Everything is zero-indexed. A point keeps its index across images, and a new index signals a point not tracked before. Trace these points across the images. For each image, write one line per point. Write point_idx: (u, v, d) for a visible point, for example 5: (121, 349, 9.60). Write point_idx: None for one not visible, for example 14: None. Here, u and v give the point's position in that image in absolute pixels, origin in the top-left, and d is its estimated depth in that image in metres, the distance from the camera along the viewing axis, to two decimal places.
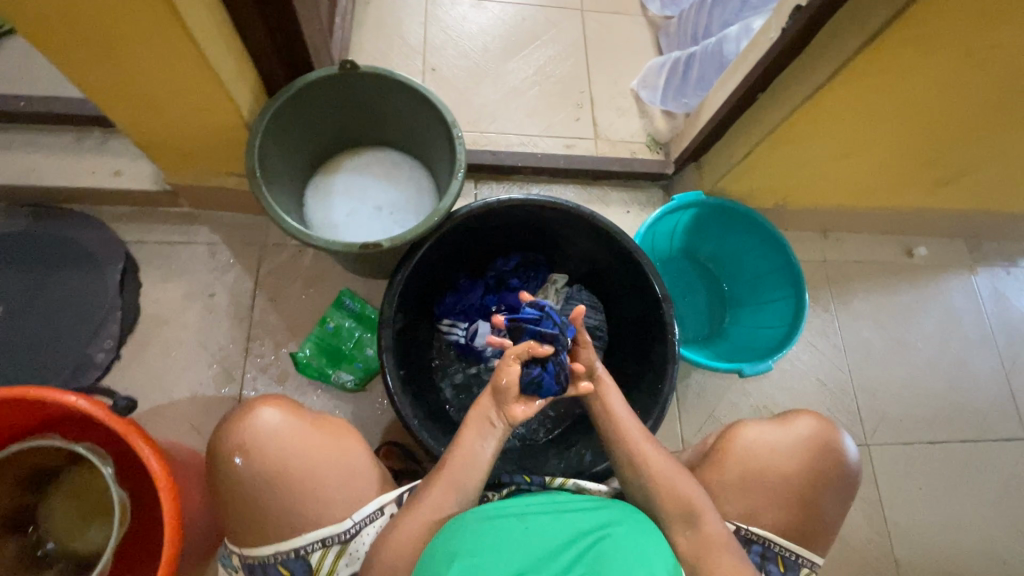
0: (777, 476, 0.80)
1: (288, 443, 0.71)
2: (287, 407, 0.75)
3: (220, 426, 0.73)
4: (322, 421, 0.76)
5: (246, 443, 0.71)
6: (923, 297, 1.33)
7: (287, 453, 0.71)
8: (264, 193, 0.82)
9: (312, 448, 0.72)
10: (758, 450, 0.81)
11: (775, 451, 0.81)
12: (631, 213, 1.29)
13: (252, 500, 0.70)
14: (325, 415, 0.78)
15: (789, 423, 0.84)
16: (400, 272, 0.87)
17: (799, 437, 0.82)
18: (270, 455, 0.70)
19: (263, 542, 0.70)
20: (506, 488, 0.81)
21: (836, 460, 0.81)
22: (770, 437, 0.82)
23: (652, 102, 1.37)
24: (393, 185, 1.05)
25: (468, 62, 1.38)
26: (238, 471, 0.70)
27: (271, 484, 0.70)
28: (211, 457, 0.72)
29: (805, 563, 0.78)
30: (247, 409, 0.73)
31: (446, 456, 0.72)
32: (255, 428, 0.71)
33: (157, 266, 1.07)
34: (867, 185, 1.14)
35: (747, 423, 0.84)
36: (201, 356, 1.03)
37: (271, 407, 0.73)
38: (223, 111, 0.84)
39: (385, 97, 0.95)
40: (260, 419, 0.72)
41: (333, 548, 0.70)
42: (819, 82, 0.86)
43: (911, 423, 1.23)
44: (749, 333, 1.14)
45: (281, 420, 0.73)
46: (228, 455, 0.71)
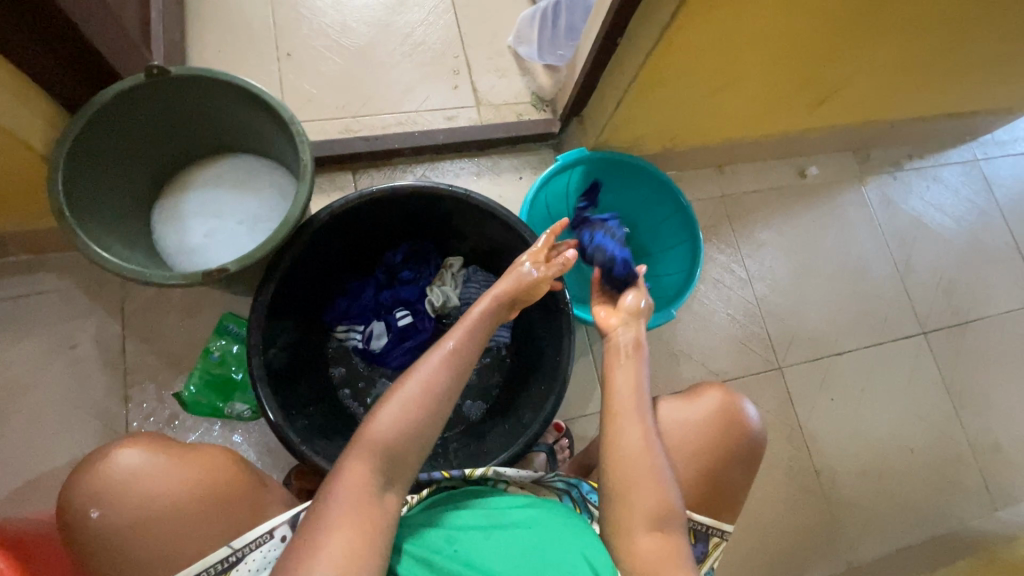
0: (683, 447, 0.82)
1: (148, 485, 0.65)
2: (153, 445, 0.68)
3: (72, 477, 0.66)
4: (195, 454, 0.69)
5: (99, 493, 0.64)
6: (819, 215, 1.37)
7: (149, 497, 0.65)
8: (80, 232, 0.73)
9: (180, 488, 0.66)
10: (668, 428, 0.83)
11: (684, 428, 0.83)
12: (525, 178, 1.24)
13: (126, 566, 0.64)
14: (202, 446, 0.71)
15: (699, 398, 0.85)
16: (262, 292, 0.79)
17: (705, 411, 0.84)
18: (129, 502, 0.65)
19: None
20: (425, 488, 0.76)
21: (740, 429, 0.84)
22: (680, 415, 0.84)
23: (531, 58, 1.31)
24: (252, 194, 0.96)
25: (327, 41, 1.26)
26: (94, 526, 0.64)
27: (140, 534, 0.64)
28: (64, 516, 0.66)
29: (714, 533, 0.81)
30: (105, 455, 0.67)
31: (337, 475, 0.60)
32: (110, 474, 0.65)
33: (3, 325, 0.96)
34: (746, 114, 1.12)
35: (660, 402, 0.85)
36: (76, 413, 0.94)
37: (132, 448, 0.67)
38: (5, 145, 0.74)
39: (214, 100, 0.85)
40: (118, 464, 0.66)
41: None
42: (666, 21, 0.82)
43: (819, 338, 1.28)
44: (654, 283, 1.14)
45: (142, 460, 0.66)
46: (81, 509, 0.64)
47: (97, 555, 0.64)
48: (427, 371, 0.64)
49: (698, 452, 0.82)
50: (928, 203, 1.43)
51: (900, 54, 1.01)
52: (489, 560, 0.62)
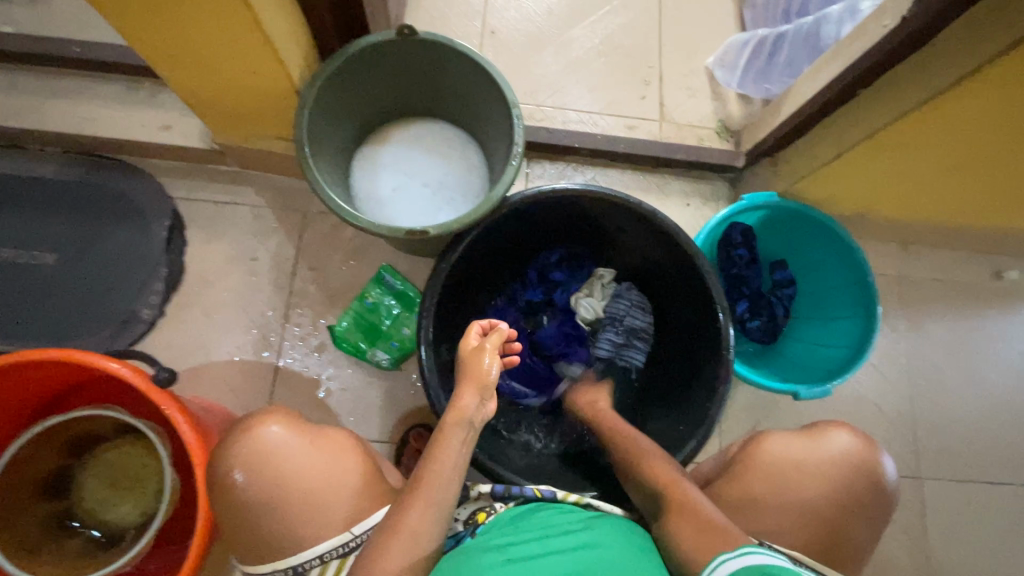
0: (803, 491, 0.75)
1: (285, 464, 0.69)
2: (287, 424, 0.72)
3: (221, 440, 0.71)
4: (321, 439, 0.72)
5: (247, 458, 0.69)
6: (1006, 324, 1.21)
7: (282, 477, 0.68)
8: (311, 167, 0.79)
9: (307, 472, 0.69)
10: (782, 463, 0.77)
11: (802, 467, 0.77)
12: (692, 206, 1.20)
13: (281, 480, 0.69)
14: (325, 429, 0.74)
15: (820, 437, 0.79)
16: (444, 260, 0.82)
17: (830, 452, 0.78)
18: (268, 475, 0.68)
19: (266, 555, 0.68)
20: (513, 500, 0.75)
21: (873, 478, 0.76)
22: (797, 450, 0.78)
23: (727, 84, 1.25)
24: (443, 161, 0.99)
25: (530, 26, 1.27)
26: (237, 489, 0.68)
27: (275, 505, 0.68)
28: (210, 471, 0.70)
29: None
30: (250, 425, 0.71)
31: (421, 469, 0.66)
32: (257, 444, 0.69)
33: (202, 225, 1.06)
34: (967, 201, 1.01)
35: (772, 435, 0.80)
36: (241, 320, 1.03)
37: (271, 422, 0.71)
38: (270, 75, 0.80)
39: (444, 68, 0.89)
40: (261, 437, 0.69)
41: (334, 563, 0.68)
42: (938, 87, 0.74)
43: (972, 460, 1.14)
44: (807, 351, 1.06)
45: (281, 437, 0.70)
46: (226, 471, 0.69)
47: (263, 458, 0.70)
48: (467, 392, 0.70)
49: (820, 497, 0.75)
50: None
51: None
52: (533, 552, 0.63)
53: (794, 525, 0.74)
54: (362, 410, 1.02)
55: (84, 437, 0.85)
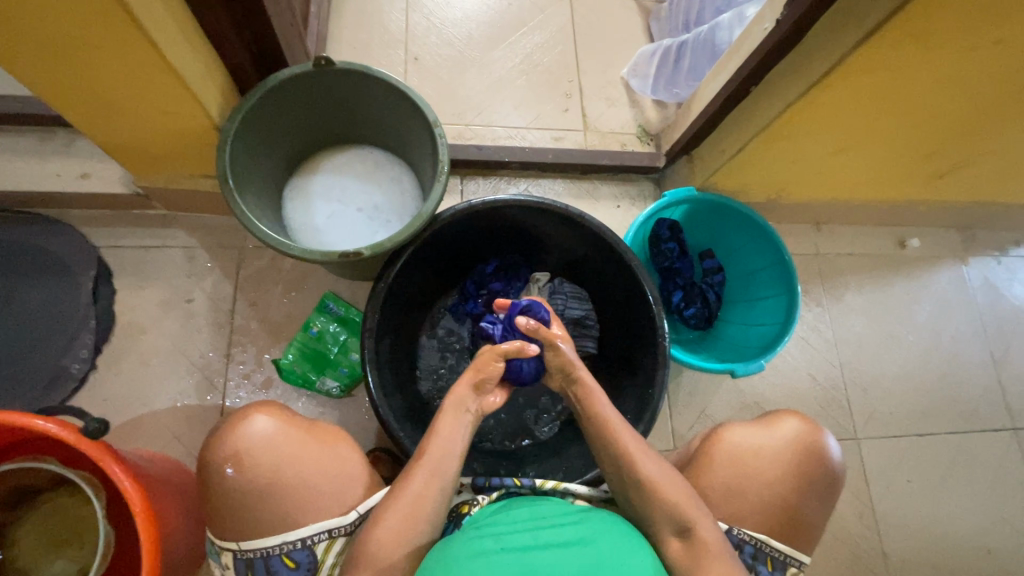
0: (760, 478, 0.81)
1: (282, 450, 0.69)
2: (280, 414, 0.72)
3: (210, 437, 0.71)
4: (318, 428, 0.74)
5: (238, 452, 0.68)
6: (915, 288, 1.32)
7: (283, 459, 0.69)
8: (237, 200, 0.79)
9: (306, 455, 0.70)
10: (742, 453, 0.82)
11: (760, 455, 0.82)
12: (622, 207, 1.26)
13: (233, 512, 0.67)
14: (319, 422, 0.75)
15: (775, 426, 0.84)
16: (382, 280, 0.83)
17: (784, 438, 0.83)
18: (265, 462, 0.68)
19: (266, 533, 0.67)
20: (495, 492, 0.78)
21: (824, 460, 0.82)
22: (755, 440, 0.83)
23: (642, 92, 1.33)
24: (374, 185, 1.01)
25: (452, 51, 1.32)
26: (230, 482, 0.67)
27: (275, 489, 0.67)
28: (202, 468, 0.70)
29: (792, 562, 0.79)
30: (240, 417, 0.71)
31: (426, 437, 0.71)
32: (246, 438, 0.69)
33: (131, 271, 1.03)
34: (861, 180, 1.12)
35: (731, 427, 0.84)
36: (181, 363, 1.00)
37: (263, 414, 0.71)
38: (187, 114, 0.80)
39: (365, 94, 0.91)
40: (253, 427, 0.70)
41: (340, 539, 0.69)
42: (814, 79, 0.82)
43: (901, 415, 1.23)
44: (742, 331, 1.12)
45: (271, 429, 0.70)
46: (219, 465, 0.68)
47: (216, 496, 0.68)
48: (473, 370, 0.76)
49: (772, 482, 0.80)
50: None
51: None
52: (526, 543, 0.62)
53: (751, 508, 0.80)
54: None
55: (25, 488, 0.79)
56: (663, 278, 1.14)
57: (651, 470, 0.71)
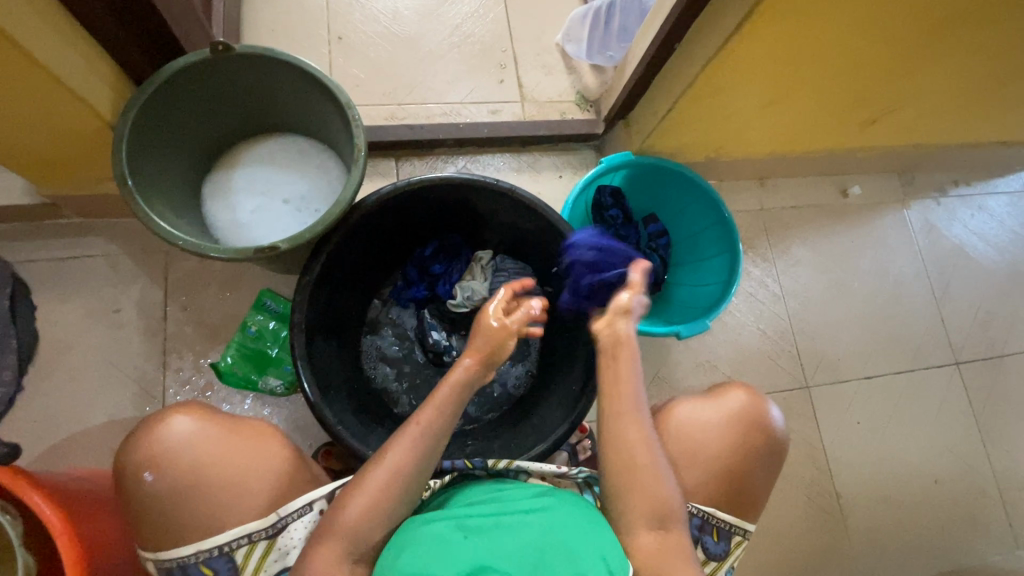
0: (705, 449, 0.82)
1: (202, 453, 0.67)
2: (201, 414, 0.70)
3: (126, 441, 0.68)
4: (241, 426, 0.71)
5: (155, 457, 0.66)
6: (858, 235, 1.34)
7: (203, 460, 0.67)
8: (139, 201, 0.74)
9: (229, 454, 0.68)
10: (690, 427, 0.83)
11: (707, 429, 0.83)
12: (564, 178, 1.24)
13: (151, 521, 0.66)
14: (245, 419, 0.73)
15: (721, 398, 0.85)
16: (307, 273, 0.80)
17: (730, 412, 0.84)
18: (184, 464, 0.66)
19: (180, 542, 0.66)
20: (447, 475, 0.77)
21: (768, 431, 0.84)
22: (703, 416, 0.84)
23: (578, 57, 1.30)
24: (299, 175, 0.97)
25: (376, 27, 1.27)
26: (147, 487, 0.65)
27: (195, 495, 0.66)
28: (118, 475, 0.67)
29: (736, 531, 0.82)
30: (158, 419, 0.68)
31: (404, 427, 0.66)
32: (165, 440, 0.67)
33: (51, 285, 0.98)
34: (793, 132, 1.12)
35: (679, 403, 0.85)
36: (114, 376, 0.96)
37: (181, 416, 0.69)
38: (74, 112, 0.75)
39: (274, 78, 0.86)
40: (171, 428, 0.67)
41: (262, 543, 0.67)
42: (732, 28, 0.80)
43: (850, 361, 1.26)
44: (689, 293, 1.13)
45: (191, 430, 0.68)
46: (136, 470, 0.66)
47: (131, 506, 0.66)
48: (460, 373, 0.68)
49: (716, 446, 0.82)
50: (970, 232, 1.39)
51: (959, 84, 0.99)
52: (485, 523, 0.63)
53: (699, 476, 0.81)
54: None
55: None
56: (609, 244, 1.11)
57: (629, 432, 0.68)
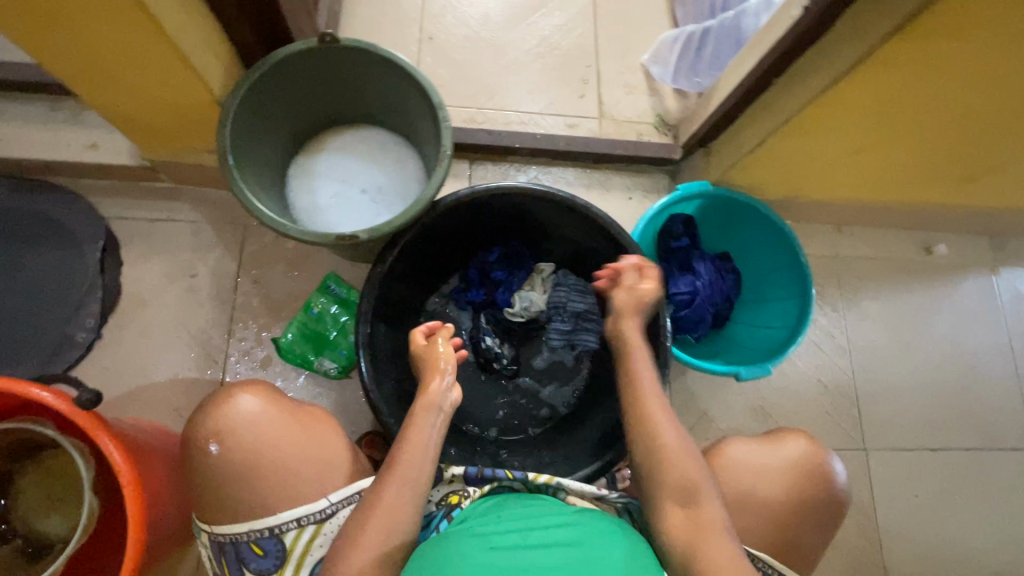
0: (759, 493, 0.79)
1: (263, 431, 0.69)
2: (265, 394, 0.73)
3: (194, 413, 0.71)
4: (301, 412, 0.73)
5: (220, 431, 0.69)
6: (938, 296, 1.26)
7: (264, 441, 0.69)
8: (236, 177, 0.78)
9: (288, 438, 0.70)
10: (745, 468, 0.80)
11: (763, 472, 0.80)
12: (633, 199, 1.22)
13: (212, 490, 0.68)
14: (305, 404, 0.76)
15: (780, 443, 0.82)
16: (378, 265, 0.82)
17: (789, 458, 0.81)
18: (246, 442, 0.69)
19: (236, 518, 0.68)
20: (486, 483, 0.77)
21: (828, 482, 0.80)
22: (759, 458, 0.81)
23: (663, 80, 1.28)
24: (379, 167, 1.00)
25: (466, 30, 1.29)
26: (212, 459, 0.68)
27: (254, 473, 0.68)
28: (185, 445, 0.70)
29: None
30: (224, 395, 0.71)
31: (418, 394, 0.74)
32: (230, 416, 0.70)
33: (137, 243, 1.04)
34: (883, 182, 1.06)
35: (734, 442, 0.83)
36: (182, 337, 1.01)
37: (248, 394, 0.72)
38: (189, 87, 0.79)
39: (371, 73, 0.89)
40: (237, 406, 0.70)
41: (309, 528, 0.68)
42: (842, 70, 0.77)
43: (913, 428, 1.18)
44: (750, 333, 1.10)
45: (256, 408, 0.71)
46: (202, 442, 0.69)
47: (195, 474, 0.69)
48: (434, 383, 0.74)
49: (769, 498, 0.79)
50: None
51: None
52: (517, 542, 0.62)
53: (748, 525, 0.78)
54: None
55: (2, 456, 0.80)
56: (669, 273, 1.09)
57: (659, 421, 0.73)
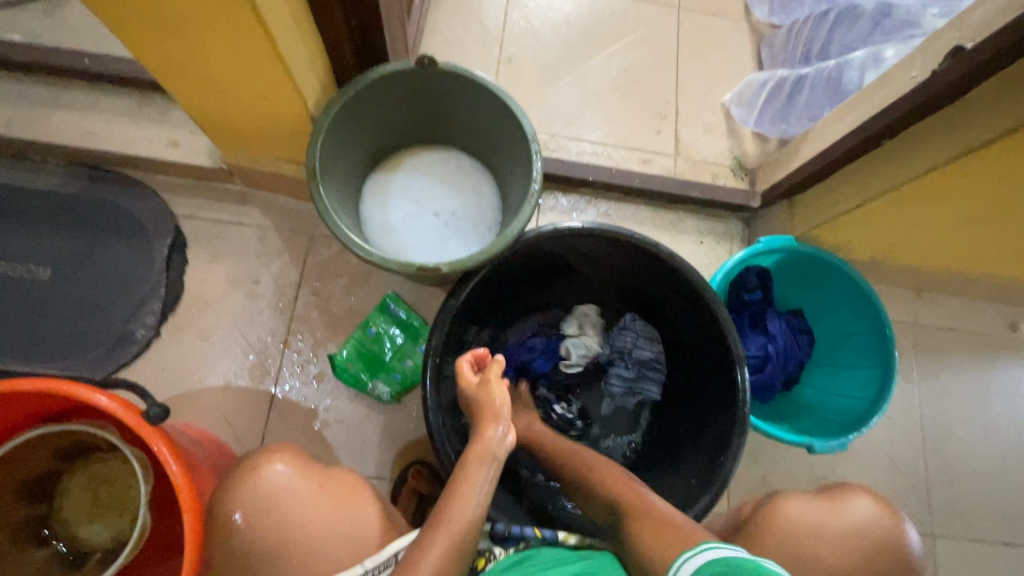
0: (822, 559, 0.69)
1: (295, 502, 0.66)
2: (295, 462, 0.69)
3: (223, 480, 0.68)
4: (333, 480, 0.70)
5: (252, 501, 0.65)
6: (1022, 377, 1.18)
7: (299, 514, 0.65)
8: (321, 194, 0.76)
9: (323, 510, 0.66)
10: (802, 528, 0.71)
11: (823, 535, 0.70)
12: (704, 245, 1.18)
13: (247, 565, 0.64)
14: (334, 472, 0.71)
15: (842, 503, 0.73)
16: (453, 297, 0.79)
17: (853, 519, 0.71)
18: (281, 514, 0.65)
19: None
20: (514, 544, 0.73)
21: (904, 553, 0.70)
22: (818, 517, 0.71)
23: (744, 122, 1.23)
24: (456, 191, 0.97)
25: (546, 55, 1.27)
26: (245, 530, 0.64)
27: (289, 545, 0.64)
28: (211, 515, 0.66)
29: None
30: (254, 462, 0.68)
31: (471, 442, 0.70)
32: (263, 484, 0.66)
33: (204, 244, 1.03)
34: (982, 256, 1.00)
35: (788, 499, 0.74)
36: (238, 344, 1.00)
37: (278, 461, 0.68)
38: (286, 100, 0.78)
39: (462, 97, 0.87)
40: (268, 474, 0.66)
41: None
42: (970, 143, 0.72)
43: (986, 517, 1.10)
44: (823, 400, 1.04)
45: (288, 478, 0.67)
46: (231, 513, 0.65)
47: (227, 545, 0.65)
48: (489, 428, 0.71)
49: None
50: None
51: None
52: None
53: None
54: (358, 444, 0.98)
55: (39, 466, 0.78)
56: (739, 329, 1.04)
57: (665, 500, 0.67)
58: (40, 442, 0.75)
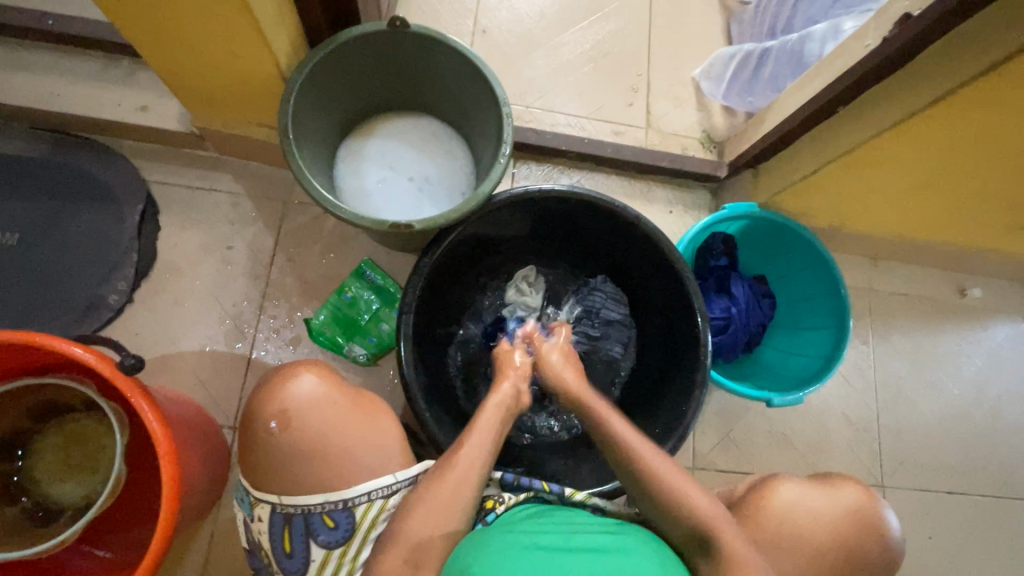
0: (812, 543, 0.77)
1: (315, 417, 0.70)
2: (327, 377, 0.74)
3: (256, 392, 0.72)
4: (364, 398, 0.75)
5: (286, 411, 0.70)
6: (967, 339, 1.25)
7: (324, 428, 0.70)
8: (294, 154, 0.77)
9: (350, 424, 0.71)
10: (796, 511, 0.78)
11: (815, 519, 0.78)
12: (673, 214, 1.21)
13: (271, 471, 0.69)
14: (364, 390, 0.77)
15: (834, 488, 0.81)
16: (426, 256, 0.81)
17: (840, 503, 0.79)
18: (309, 426, 0.69)
19: (307, 491, 0.68)
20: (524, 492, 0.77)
21: (879, 533, 0.78)
22: (812, 502, 0.79)
23: (713, 95, 1.27)
24: (430, 157, 0.98)
25: (519, 27, 1.27)
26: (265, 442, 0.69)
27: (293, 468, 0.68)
28: (247, 420, 0.71)
29: None
30: (282, 378, 0.72)
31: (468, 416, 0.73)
32: (292, 397, 0.70)
33: (177, 210, 1.03)
34: (931, 221, 1.05)
35: (784, 482, 0.81)
36: (213, 309, 1.00)
37: (309, 373, 0.73)
38: (258, 59, 0.78)
39: (434, 61, 0.88)
40: (299, 387, 0.71)
41: (377, 503, 0.69)
42: (915, 108, 0.77)
43: (931, 469, 1.18)
44: (782, 360, 1.09)
45: (318, 390, 0.72)
46: (266, 420, 0.70)
47: (250, 455, 0.71)
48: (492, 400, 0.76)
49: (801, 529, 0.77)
50: None
51: None
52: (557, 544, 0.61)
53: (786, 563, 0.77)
54: None
55: (14, 422, 0.79)
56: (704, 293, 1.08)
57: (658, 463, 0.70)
58: (20, 394, 0.76)
